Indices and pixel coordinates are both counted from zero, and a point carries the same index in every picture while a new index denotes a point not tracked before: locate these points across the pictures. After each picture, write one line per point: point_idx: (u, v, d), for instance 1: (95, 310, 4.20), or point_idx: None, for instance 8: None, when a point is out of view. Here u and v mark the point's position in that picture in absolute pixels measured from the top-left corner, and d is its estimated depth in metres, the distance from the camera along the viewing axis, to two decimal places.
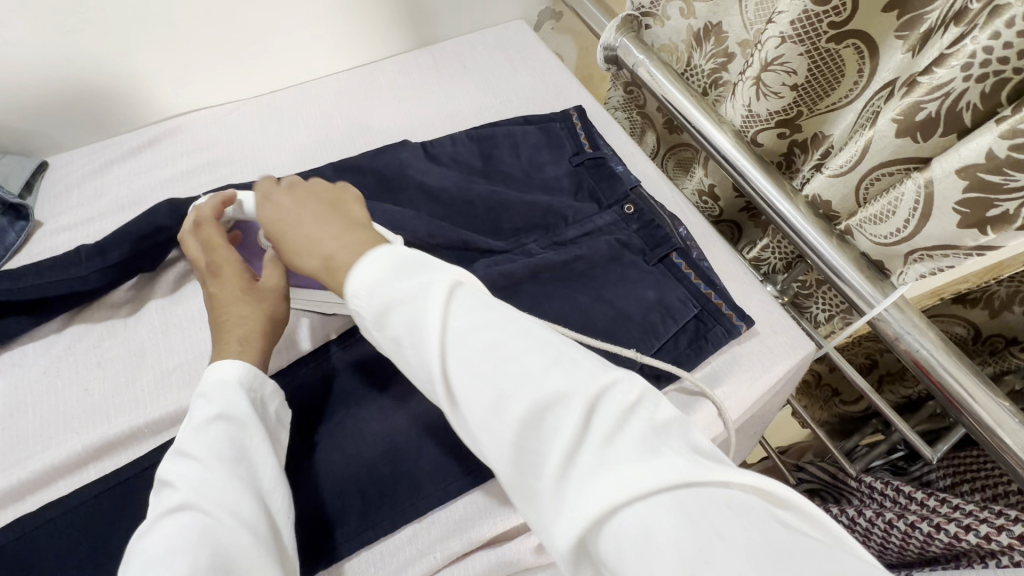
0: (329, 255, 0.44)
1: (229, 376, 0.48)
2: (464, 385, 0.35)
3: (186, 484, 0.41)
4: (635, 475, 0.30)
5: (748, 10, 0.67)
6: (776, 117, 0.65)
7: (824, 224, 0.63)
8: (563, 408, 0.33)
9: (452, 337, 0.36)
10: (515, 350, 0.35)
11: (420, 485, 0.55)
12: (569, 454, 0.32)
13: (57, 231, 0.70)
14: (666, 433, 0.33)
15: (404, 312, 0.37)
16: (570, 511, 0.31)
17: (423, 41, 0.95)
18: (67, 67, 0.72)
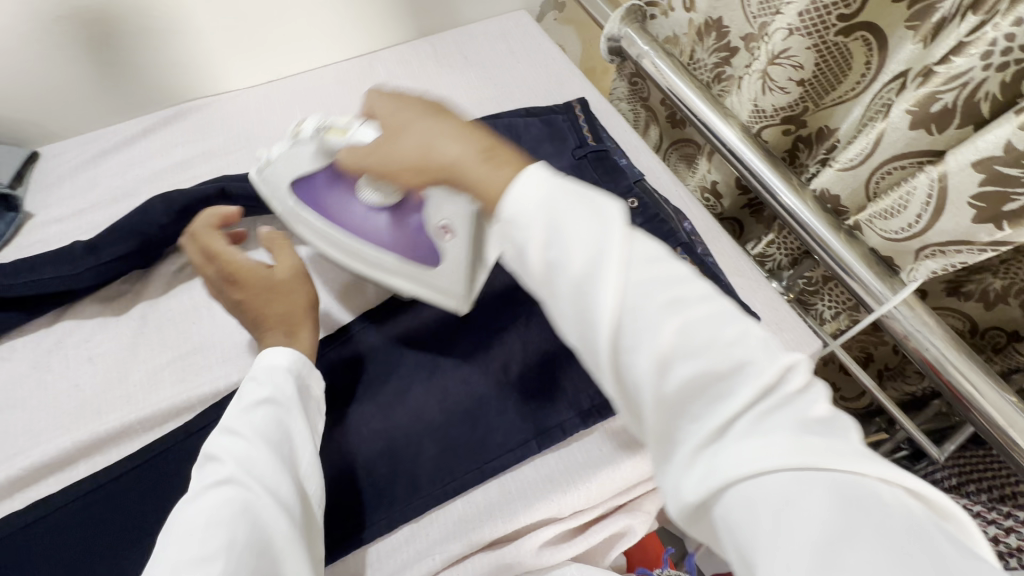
0: (486, 147, 0.40)
1: (280, 362, 0.48)
2: (625, 335, 0.34)
3: (231, 459, 0.40)
4: (795, 452, 0.30)
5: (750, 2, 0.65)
6: (782, 112, 0.65)
7: (830, 219, 0.62)
8: (726, 378, 0.33)
9: (628, 283, 0.34)
10: (693, 313, 0.34)
11: (419, 484, 0.54)
12: (727, 422, 0.32)
13: (48, 223, 0.69)
14: (825, 427, 0.32)
15: (576, 243, 0.34)
16: (705, 465, 0.31)
17: (425, 30, 0.93)
18: (58, 54, 0.70)
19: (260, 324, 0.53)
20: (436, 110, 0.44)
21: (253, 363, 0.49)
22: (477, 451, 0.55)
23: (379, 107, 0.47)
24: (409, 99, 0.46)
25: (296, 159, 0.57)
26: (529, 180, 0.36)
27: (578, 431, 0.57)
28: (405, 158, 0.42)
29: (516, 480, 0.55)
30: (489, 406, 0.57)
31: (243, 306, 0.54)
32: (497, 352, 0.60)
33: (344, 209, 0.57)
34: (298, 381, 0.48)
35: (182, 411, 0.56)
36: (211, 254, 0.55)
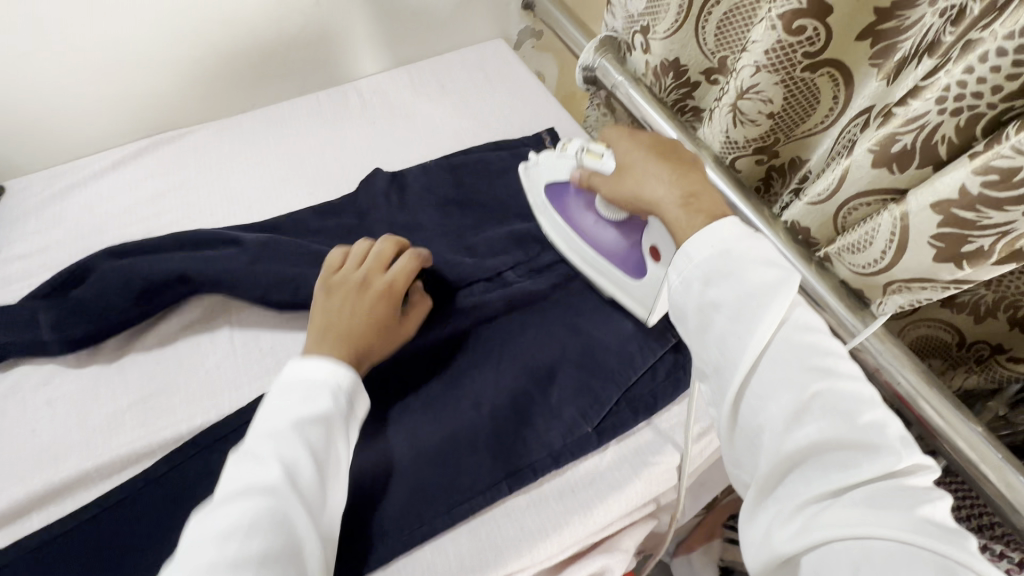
0: (686, 195, 0.48)
1: (329, 374, 0.50)
2: (757, 390, 0.40)
3: (277, 467, 0.43)
4: (896, 530, 0.33)
5: (708, 41, 0.66)
6: (754, 144, 0.64)
7: (801, 251, 0.63)
8: (851, 447, 0.36)
9: (771, 345, 0.40)
10: (845, 388, 0.38)
11: (384, 531, 0.52)
12: (840, 486, 0.35)
13: (10, 260, 0.67)
14: (947, 529, 0.33)
15: (746, 285, 0.41)
16: (804, 519, 0.35)
17: (402, 59, 0.93)
18: (28, 90, 0.70)
19: (331, 320, 0.55)
20: (660, 150, 0.53)
21: (301, 363, 0.51)
22: (448, 494, 0.54)
23: (619, 142, 0.56)
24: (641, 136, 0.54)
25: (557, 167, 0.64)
26: (725, 228, 0.44)
27: (550, 471, 0.56)
28: (623, 192, 0.54)
29: (485, 526, 0.54)
30: (458, 446, 0.56)
31: (344, 299, 0.56)
32: (468, 391, 0.60)
33: (580, 216, 0.63)
34: (343, 394, 0.50)
35: (143, 456, 0.54)
36: (379, 258, 0.59)
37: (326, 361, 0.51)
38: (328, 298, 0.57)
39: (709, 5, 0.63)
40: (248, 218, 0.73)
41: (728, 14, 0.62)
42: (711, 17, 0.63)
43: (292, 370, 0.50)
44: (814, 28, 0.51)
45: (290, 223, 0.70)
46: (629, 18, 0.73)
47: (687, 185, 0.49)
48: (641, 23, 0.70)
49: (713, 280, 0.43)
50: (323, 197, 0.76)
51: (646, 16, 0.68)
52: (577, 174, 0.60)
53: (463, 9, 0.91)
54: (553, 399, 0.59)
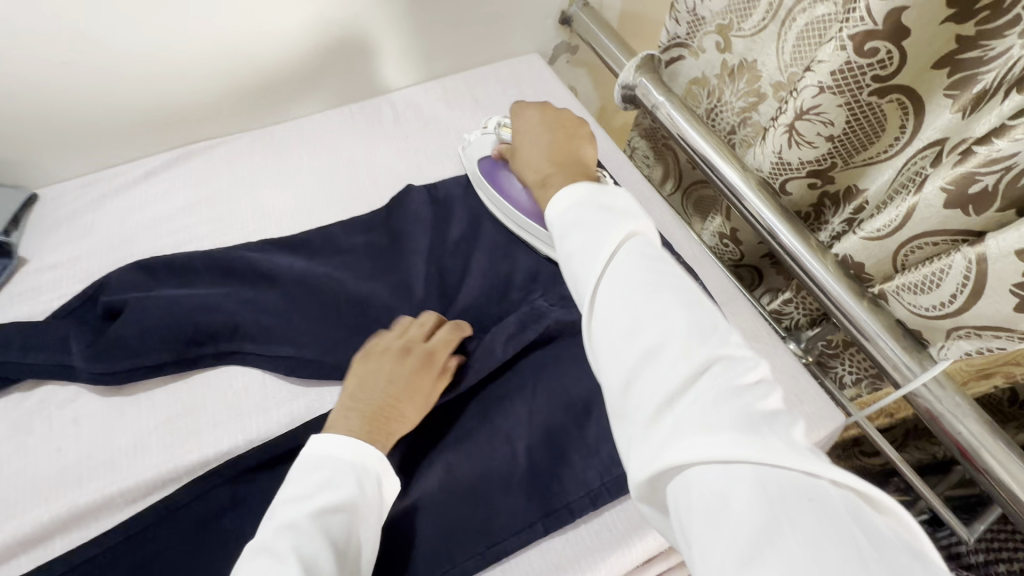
0: (546, 180, 0.56)
1: (355, 461, 0.48)
2: (606, 327, 0.38)
3: (298, 563, 0.40)
4: (724, 431, 0.31)
5: (785, 51, 0.62)
6: (809, 166, 0.61)
7: (853, 284, 0.59)
8: (674, 355, 0.35)
9: (608, 279, 0.40)
10: (674, 313, 0.37)
11: (415, 571, 0.50)
12: (670, 400, 0.33)
13: (41, 270, 0.66)
14: (768, 421, 0.32)
15: (582, 236, 0.43)
16: (647, 451, 0.33)
17: (437, 72, 0.92)
18: (62, 99, 0.69)
19: (361, 390, 0.54)
20: (545, 138, 0.60)
21: (319, 448, 0.49)
22: (480, 533, 0.52)
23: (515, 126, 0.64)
24: (531, 124, 0.62)
25: (484, 146, 0.72)
26: (572, 190, 0.48)
27: (587, 512, 0.53)
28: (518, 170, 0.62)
29: (520, 567, 0.52)
30: (492, 482, 0.54)
31: (379, 371, 0.55)
32: (501, 425, 0.57)
33: (509, 183, 0.67)
34: (366, 485, 0.48)
35: (168, 482, 0.53)
36: (423, 329, 0.58)
37: (353, 442, 0.49)
38: (364, 366, 0.56)
39: (797, 10, 0.60)
40: (279, 232, 0.71)
41: (806, 27, 0.59)
42: (794, 24, 0.60)
43: (320, 447, 0.49)
44: (888, 50, 0.49)
45: (321, 238, 0.69)
46: (696, 20, 0.71)
47: (556, 170, 0.56)
48: (717, 22, 0.69)
49: (564, 235, 0.45)
50: (355, 212, 0.74)
51: (727, 15, 0.67)
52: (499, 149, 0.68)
53: (501, 23, 0.89)
54: (590, 435, 0.57)
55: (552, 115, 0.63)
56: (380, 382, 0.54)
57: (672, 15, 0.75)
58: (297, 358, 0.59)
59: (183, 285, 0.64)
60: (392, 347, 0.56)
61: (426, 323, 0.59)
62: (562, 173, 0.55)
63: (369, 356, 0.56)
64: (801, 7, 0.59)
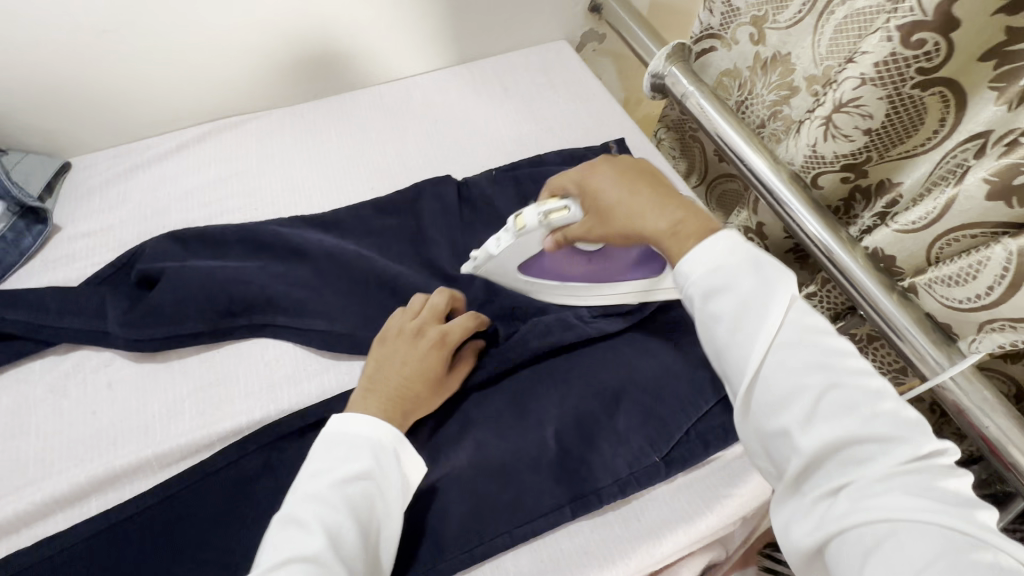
0: (673, 225, 0.44)
1: (376, 436, 0.47)
2: (774, 390, 0.38)
3: (321, 534, 0.40)
4: (920, 511, 0.32)
5: (821, 44, 0.62)
6: (843, 160, 0.61)
7: (884, 278, 0.59)
8: (857, 435, 0.35)
9: (776, 345, 0.39)
10: (846, 381, 0.37)
11: (444, 546, 0.51)
12: (854, 479, 0.34)
13: (74, 238, 0.67)
14: (952, 494, 0.34)
15: (736, 300, 0.40)
16: (824, 514, 0.34)
17: (467, 57, 0.91)
18: (99, 71, 0.69)
19: (379, 372, 0.53)
20: (632, 181, 0.48)
21: (339, 423, 0.48)
22: (510, 511, 0.52)
23: (576, 178, 0.51)
24: (604, 171, 0.49)
25: (522, 248, 0.55)
26: (710, 245, 0.42)
27: (616, 500, 0.54)
28: (614, 228, 0.48)
29: (547, 547, 0.52)
30: (521, 461, 0.55)
31: (395, 352, 0.54)
32: (532, 407, 0.58)
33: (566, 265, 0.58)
34: (389, 459, 0.47)
35: (202, 448, 0.54)
36: (436, 309, 0.57)
37: (372, 419, 0.48)
38: (381, 349, 0.55)
39: (835, 3, 0.60)
40: (309, 210, 0.72)
41: (846, 19, 0.59)
42: (832, 17, 0.60)
43: (336, 424, 0.47)
44: (936, 42, 0.49)
45: (352, 218, 0.69)
46: (730, 11, 0.71)
47: (679, 212, 0.45)
48: (752, 14, 0.69)
49: (709, 298, 0.41)
50: (384, 193, 0.74)
51: (762, 6, 0.67)
52: (553, 241, 0.54)
53: (532, 8, 0.89)
54: (620, 424, 0.57)
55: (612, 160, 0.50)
56: (401, 364, 0.53)
57: (706, 5, 0.75)
58: (330, 332, 0.60)
59: (216, 257, 0.64)
60: (407, 329, 0.55)
61: (438, 303, 0.57)
62: (693, 220, 0.44)
63: (383, 339, 0.55)
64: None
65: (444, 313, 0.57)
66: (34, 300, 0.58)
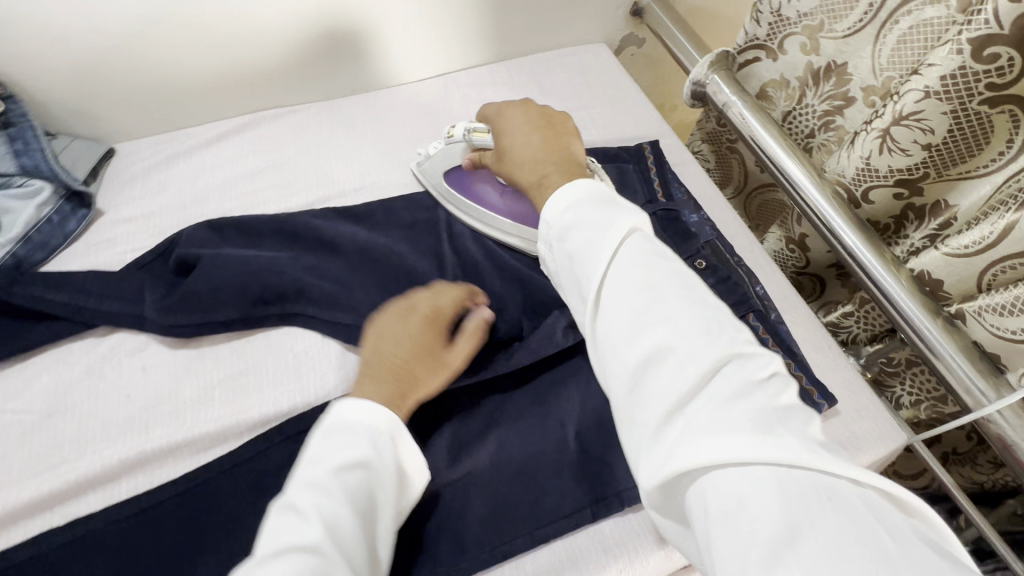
0: (542, 177, 0.51)
1: (376, 423, 0.47)
2: (610, 320, 0.39)
3: (321, 521, 0.40)
4: (751, 442, 0.31)
5: (882, 54, 0.60)
6: (897, 175, 0.59)
7: (928, 302, 0.57)
8: (686, 360, 0.35)
9: (611, 275, 0.40)
10: (672, 307, 0.38)
11: (464, 547, 0.50)
12: (686, 407, 0.34)
13: (115, 222, 0.68)
14: (780, 421, 0.33)
15: (577, 230, 0.44)
16: (662, 455, 0.33)
17: (504, 55, 0.91)
18: (146, 59, 0.71)
19: (375, 354, 0.53)
20: (535, 128, 0.54)
21: (340, 411, 0.48)
22: (530, 515, 0.52)
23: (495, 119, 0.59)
24: (517, 117, 0.56)
25: (449, 156, 0.67)
26: (568, 192, 0.47)
27: (637, 503, 0.53)
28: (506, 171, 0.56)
29: (569, 547, 0.52)
30: (540, 465, 0.54)
31: (389, 332, 0.54)
32: (556, 409, 0.57)
33: (487, 193, 0.67)
34: (388, 446, 0.47)
35: (230, 436, 0.55)
36: (432, 288, 0.57)
37: (366, 401, 0.48)
38: (378, 329, 0.55)
39: (900, 12, 0.58)
40: (342, 203, 0.72)
41: (910, 30, 0.57)
42: (896, 27, 0.58)
43: (337, 413, 0.47)
44: (1010, 57, 0.47)
45: (383, 214, 0.69)
46: (780, 20, 0.69)
47: (551, 168, 0.51)
48: (804, 23, 0.66)
49: (561, 237, 0.45)
50: (416, 189, 0.74)
51: (818, 14, 0.65)
52: (470, 158, 0.64)
53: (572, 9, 0.88)
54: None
55: (530, 108, 0.57)
56: (392, 343, 0.53)
57: (753, 15, 0.73)
58: (357, 326, 0.60)
59: (250, 247, 0.65)
60: (399, 307, 0.55)
61: (435, 281, 0.57)
62: (561, 172, 0.51)
63: (378, 320, 0.56)
64: (907, 9, 0.57)
65: (437, 288, 0.57)
66: (74, 285, 0.60)
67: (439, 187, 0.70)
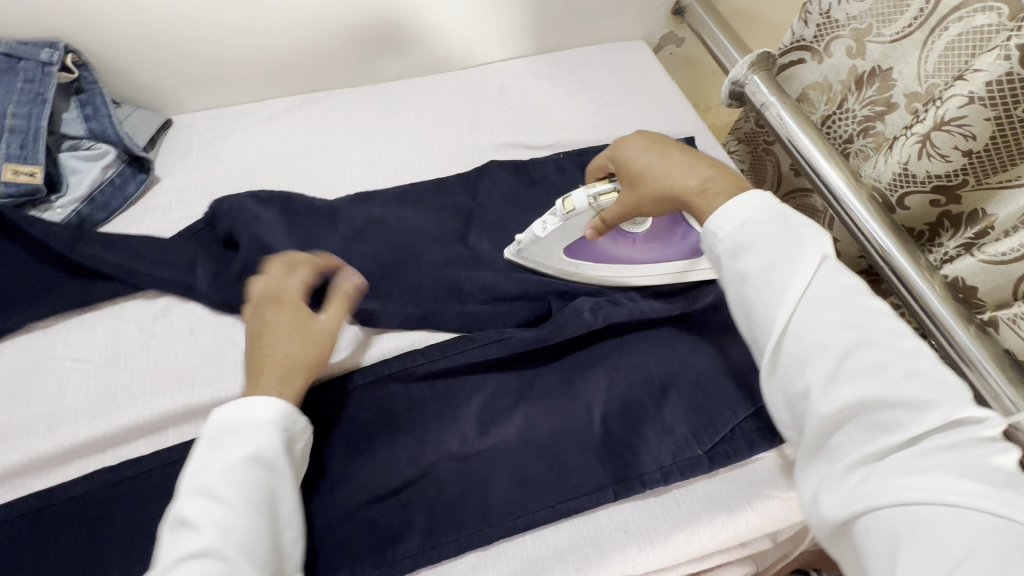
0: (701, 188, 0.52)
1: (263, 416, 0.47)
2: (800, 351, 0.42)
3: (216, 526, 0.41)
4: (961, 490, 0.35)
5: (929, 60, 0.61)
6: (934, 181, 0.59)
7: (961, 309, 0.57)
8: (898, 407, 0.38)
9: (807, 300, 0.43)
10: (880, 346, 0.40)
11: (489, 513, 0.53)
12: (884, 451, 0.38)
13: (170, 190, 0.72)
14: (990, 472, 0.36)
15: (763, 253, 0.45)
16: (848, 491, 0.38)
17: (545, 48, 0.93)
18: (206, 37, 0.74)
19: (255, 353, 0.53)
20: (661, 150, 0.54)
21: (225, 412, 0.48)
22: (555, 489, 0.54)
23: (612, 160, 0.57)
24: (636, 144, 0.56)
25: (570, 229, 0.59)
26: (739, 204, 0.48)
27: (658, 487, 0.54)
28: (645, 196, 0.54)
29: (589, 526, 0.53)
30: (566, 442, 0.56)
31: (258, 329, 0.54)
32: (583, 391, 0.58)
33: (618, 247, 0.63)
34: (281, 434, 0.48)
35: None
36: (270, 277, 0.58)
37: (263, 398, 0.48)
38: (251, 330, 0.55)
39: (950, 19, 0.58)
40: (384, 184, 0.75)
41: (959, 36, 0.57)
42: (945, 33, 0.58)
43: (220, 418, 0.47)
44: None
45: (423, 196, 0.72)
46: (828, 22, 0.69)
47: (707, 177, 0.52)
48: (852, 26, 0.67)
49: (742, 253, 0.47)
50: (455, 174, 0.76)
51: (867, 18, 0.65)
52: (606, 224, 0.57)
53: (616, 6, 0.89)
54: (667, 414, 0.57)
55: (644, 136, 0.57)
56: (271, 337, 0.53)
57: (801, 16, 0.73)
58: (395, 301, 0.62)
59: (296, 220, 0.68)
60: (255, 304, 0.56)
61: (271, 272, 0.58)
62: (721, 179, 0.51)
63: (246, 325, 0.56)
64: (957, 15, 0.57)
65: (279, 275, 0.58)
66: (132, 245, 0.63)
67: (562, 262, 0.64)
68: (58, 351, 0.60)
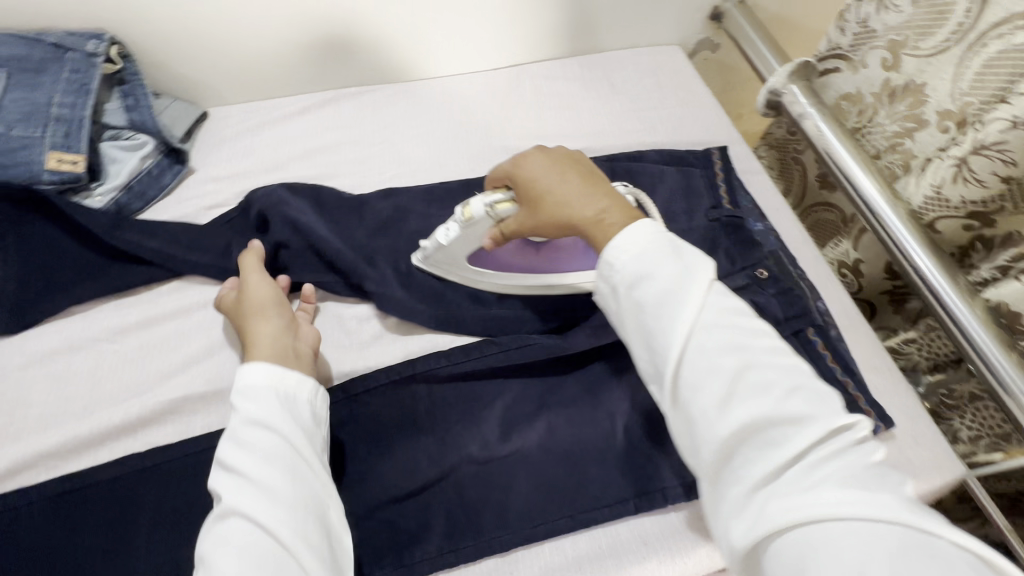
0: (597, 215, 0.48)
1: (255, 383, 0.50)
2: (690, 377, 0.41)
3: (234, 483, 0.44)
4: (850, 502, 0.34)
5: (963, 78, 0.58)
6: (969, 207, 0.59)
7: (1001, 335, 0.55)
8: (784, 424, 0.38)
9: (697, 325, 0.42)
10: (759, 366, 0.40)
11: (508, 520, 0.52)
12: (779, 468, 0.37)
13: (204, 181, 0.73)
14: (878, 480, 0.35)
15: (652, 276, 0.43)
16: (751, 515, 0.36)
17: (579, 50, 0.92)
18: (244, 31, 0.75)
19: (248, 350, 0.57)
20: (559, 169, 0.51)
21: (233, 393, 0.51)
22: (575, 499, 0.53)
23: (510, 175, 0.54)
24: (536, 160, 0.52)
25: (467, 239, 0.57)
26: (633, 236, 0.45)
27: (680, 502, 0.54)
28: (544, 218, 0.51)
29: (609, 537, 0.53)
30: (587, 452, 0.55)
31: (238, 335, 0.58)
32: (607, 402, 0.58)
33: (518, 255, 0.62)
34: (277, 396, 0.50)
35: None
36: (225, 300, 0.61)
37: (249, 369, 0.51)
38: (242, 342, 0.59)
39: (989, 35, 0.55)
40: (413, 183, 0.75)
41: (997, 56, 0.55)
42: (984, 50, 0.56)
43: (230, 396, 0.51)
44: None
45: (452, 196, 0.72)
46: (866, 32, 0.67)
47: (605, 203, 0.49)
48: (891, 36, 0.64)
49: (634, 282, 0.44)
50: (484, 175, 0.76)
51: (904, 29, 0.63)
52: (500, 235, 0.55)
53: (653, 9, 0.88)
54: None
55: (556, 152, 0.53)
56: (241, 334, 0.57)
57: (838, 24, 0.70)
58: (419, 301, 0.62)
59: (326, 216, 0.69)
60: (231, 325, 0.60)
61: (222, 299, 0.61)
62: (615, 209, 0.48)
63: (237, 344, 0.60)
64: (998, 32, 0.54)
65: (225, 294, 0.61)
66: (167, 235, 0.64)
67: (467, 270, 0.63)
68: (92, 334, 0.61)
